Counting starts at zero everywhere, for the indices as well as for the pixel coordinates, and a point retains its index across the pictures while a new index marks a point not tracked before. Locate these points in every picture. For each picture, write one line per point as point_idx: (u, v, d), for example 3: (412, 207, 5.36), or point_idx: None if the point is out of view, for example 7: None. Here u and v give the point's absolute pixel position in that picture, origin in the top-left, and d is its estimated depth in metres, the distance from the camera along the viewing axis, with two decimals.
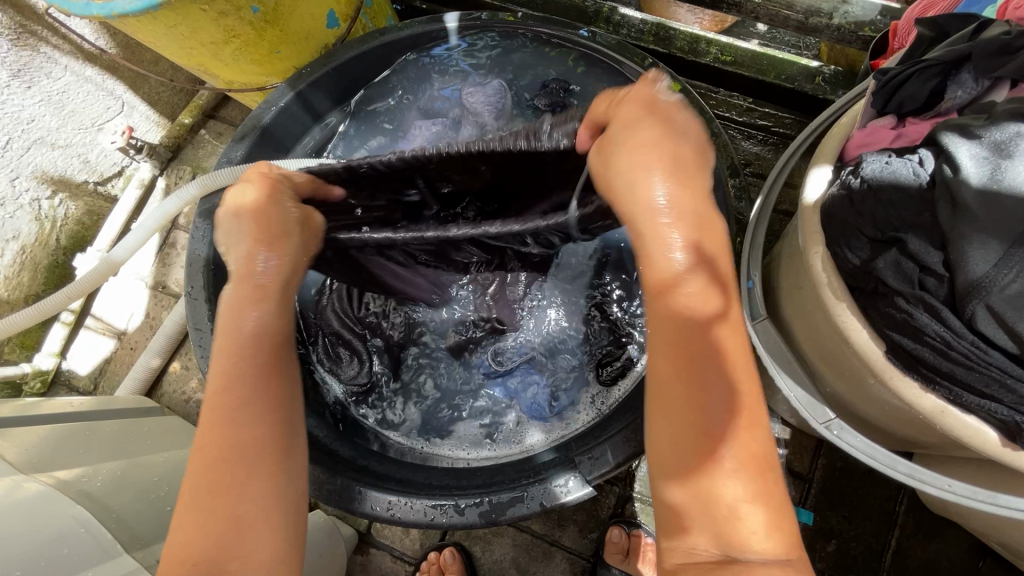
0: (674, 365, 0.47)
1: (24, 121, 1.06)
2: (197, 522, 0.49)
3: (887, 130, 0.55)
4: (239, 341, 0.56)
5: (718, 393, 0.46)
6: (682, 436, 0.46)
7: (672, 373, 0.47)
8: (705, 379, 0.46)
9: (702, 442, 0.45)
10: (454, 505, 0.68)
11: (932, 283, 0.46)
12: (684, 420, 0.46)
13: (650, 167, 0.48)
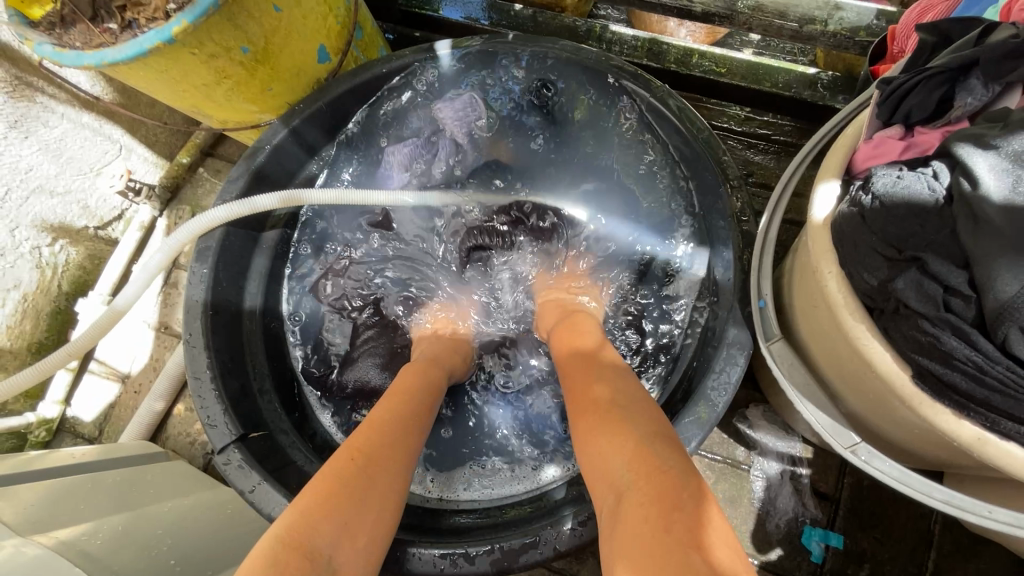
0: (585, 426, 0.56)
1: (22, 171, 1.05)
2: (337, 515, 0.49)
3: (896, 141, 0.53)
4: (393, 402, 0.64)
5: (632, 421, 0.53)
6: (616, 453, 0.50)
7: (599, 416, 0.56)
8: (616, 404, 0.56)
9: (614, 443, 0.52)
10: (464, 553, 0.65)
11: (957, 303, 0.43)
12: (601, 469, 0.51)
13: (589, 326, 0.75)
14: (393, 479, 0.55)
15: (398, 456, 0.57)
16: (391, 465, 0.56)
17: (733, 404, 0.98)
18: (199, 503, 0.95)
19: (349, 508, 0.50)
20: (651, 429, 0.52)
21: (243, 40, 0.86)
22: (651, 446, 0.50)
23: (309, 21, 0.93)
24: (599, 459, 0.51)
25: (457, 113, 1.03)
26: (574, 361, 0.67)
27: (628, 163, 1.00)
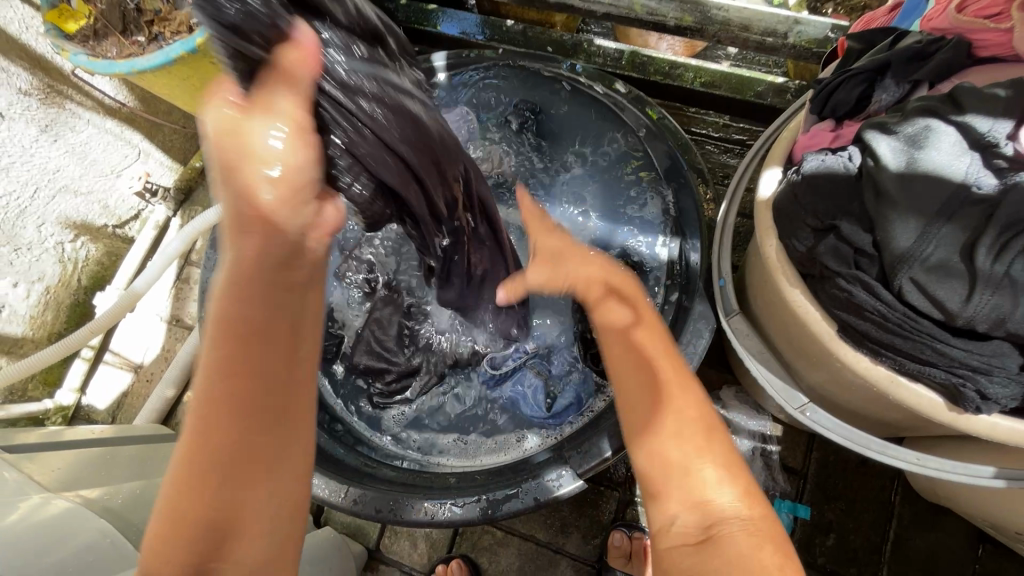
0: (627, 381, 0.59)
1: (50, 171, 1.14)
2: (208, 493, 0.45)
3: (827, 132, 0.61)
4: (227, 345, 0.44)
5: (682, 409, 0.56)
6: (675, 432, 0.54)
7: (648, 392, 0.58)
8: (679, 387, 0.58)
9: (671, 425, 0.55)
10: (452, 502, 0.72)
11: (865, 263, 0.51)
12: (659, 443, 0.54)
13: (619, 291, 0.67)
14: (282, 452, 0.48)
15: (281, 417, 0.47)
16: (259, 432, 0.46)
17: (708, 386, 1.05)
18: None
19: (218, 480, 0.45)
20: (693, 414, 0.56)
21: None
22: (688, 426, 0.55)
23: None
24: (661, 438, 0.55)
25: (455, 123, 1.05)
26: (615, 342, 0.62)
27: (608, 160, 1.07)
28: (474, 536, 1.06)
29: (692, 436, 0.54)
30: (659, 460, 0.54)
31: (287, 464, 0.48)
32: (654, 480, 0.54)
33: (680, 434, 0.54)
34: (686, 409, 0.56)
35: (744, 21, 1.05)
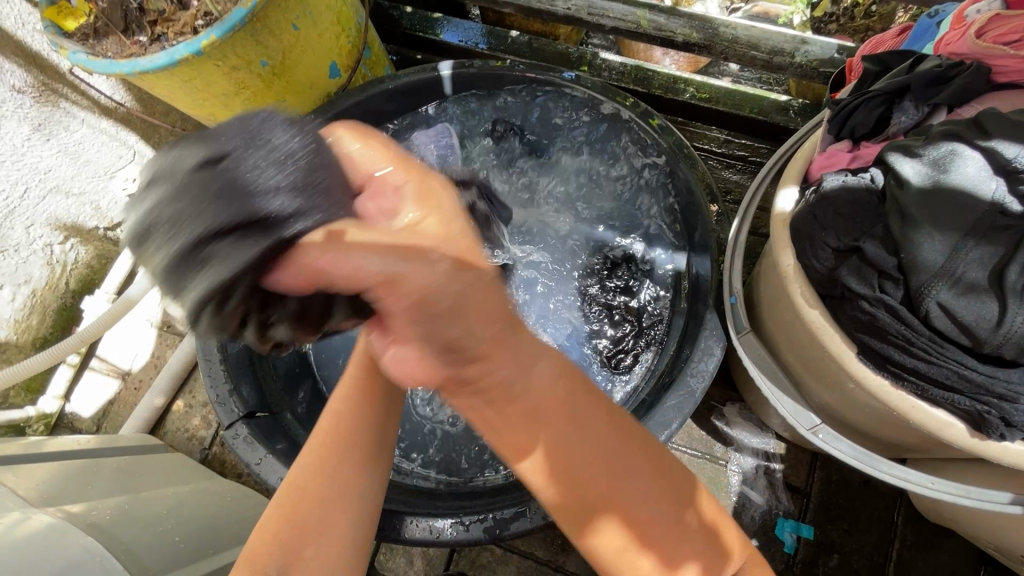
0: (561, 445, 0.47)
1: (41, 171, 1.11)
2: (281, 547, 0.54)
3: (844, 153, 0.62)
4: (364, 395, 0.60)
5: (599, 435, 0.48)
6: (631, 469, 0.47)
7: (575, 420, 0.47)
8: (584, 421, 0.48)
9: (610, 463, 0.47)
10: (459, 522, 0.71)
11: (890, 286, 0.51)
12: (602, 474, 0.47)
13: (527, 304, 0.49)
14: (348, 495, 0.56)
15: (356, 480, 0.57)
16: (358, 502, 0.57)
17: (711, 402, 1.04)
18: (198, 491, 0.99)
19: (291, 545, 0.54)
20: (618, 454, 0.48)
21: (263, 55, 0.93)
22: (623, 461, 0.48)
23: (323, 39, 1.01)
24: (601, 479, 0.47)
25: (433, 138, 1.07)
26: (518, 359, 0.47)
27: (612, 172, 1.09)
28: (472, 554, 1.03)
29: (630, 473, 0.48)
30: (599, 502, 0.47)
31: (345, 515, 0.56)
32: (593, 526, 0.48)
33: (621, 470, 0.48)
34: (609, 437, 0.48)
35: (750, 39, 1.05)
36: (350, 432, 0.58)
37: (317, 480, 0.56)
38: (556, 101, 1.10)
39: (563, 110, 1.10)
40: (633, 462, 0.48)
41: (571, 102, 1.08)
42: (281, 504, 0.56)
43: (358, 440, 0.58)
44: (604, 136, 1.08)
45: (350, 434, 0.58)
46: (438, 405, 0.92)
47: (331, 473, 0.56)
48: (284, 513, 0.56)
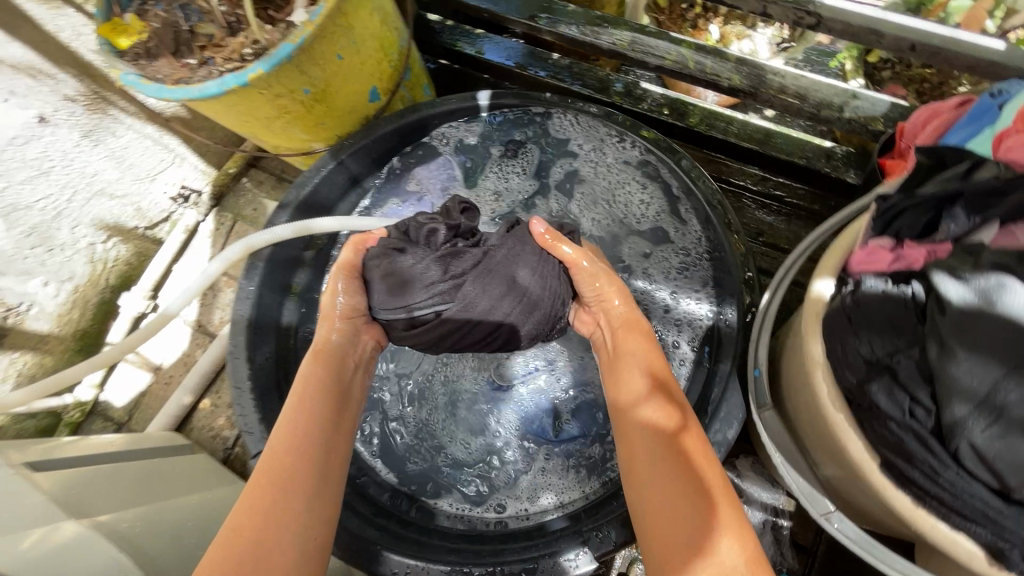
0: (666, 485, 0.60)
1: (88, 175, 1.16)
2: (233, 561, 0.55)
3: (886, 251, 0.60)
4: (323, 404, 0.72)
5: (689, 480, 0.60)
6: (690, 507, 0.58)
7: (670, 469, 0.61)
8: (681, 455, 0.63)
9: (683, 511, 0.58)
10: (470, 573, 0.73)
11: (921, 412, 0.51)
12: (666, 516, 0.58)
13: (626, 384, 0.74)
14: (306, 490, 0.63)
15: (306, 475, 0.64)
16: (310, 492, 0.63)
17: (724, 453, 1.05)
18: (222, 498, 1.04)
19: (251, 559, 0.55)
20: (693, 507, 0.58)
21: (306, 83, 0.94)
22: (684, 514, 0.57)
23: (366, 65, 1.01)
24: (673, 518, 0.58)
25: (435, 173, 1.13)
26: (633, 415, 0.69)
27: (641, 205, 1.07)
28: None
29: (696, 523, 0.56)
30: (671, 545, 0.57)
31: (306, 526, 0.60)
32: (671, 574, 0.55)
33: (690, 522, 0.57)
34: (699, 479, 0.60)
35: (798, 91, 1.02)
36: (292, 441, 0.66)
37: (271, 472, 0.63)
38: (586, 125, 1.09)
39: (593, 137, 1.10)
40: (690, 505, 0.58)
41: (601, 130, 1.07)
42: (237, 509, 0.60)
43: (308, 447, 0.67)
44: (633, 167, 1.08)
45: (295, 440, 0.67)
46: (457, 438, 0.95)
47: (279, 470, 0.63)
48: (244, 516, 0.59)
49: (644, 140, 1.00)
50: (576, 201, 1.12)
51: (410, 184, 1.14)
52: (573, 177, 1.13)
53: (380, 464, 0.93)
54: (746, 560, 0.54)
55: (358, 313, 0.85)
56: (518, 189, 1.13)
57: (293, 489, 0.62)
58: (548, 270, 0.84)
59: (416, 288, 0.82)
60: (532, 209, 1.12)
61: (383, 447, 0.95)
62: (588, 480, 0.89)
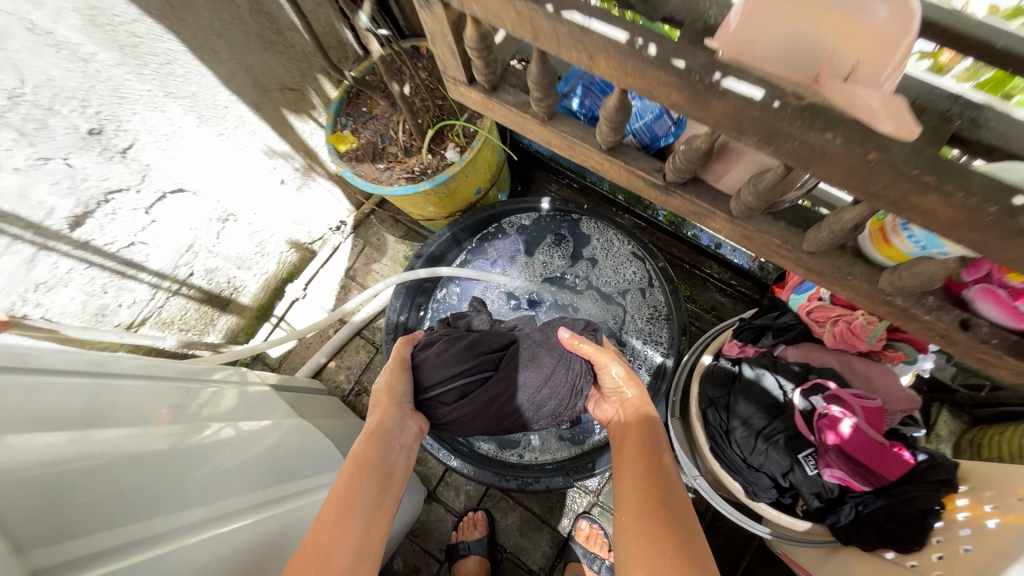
0: (645, 534, 0.79)
1: (293, 213, 1.80)
2: None
3: (735, 347, 1.22)
4: (370, 465, 1.03)
5: (674, 535, 0.77)
6: (659, 541, 0.77)
7: (652, 528, 0.79)
8: (666, 504, 0.84)
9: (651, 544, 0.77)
10: (504, 476, 1.41)
11: (725, 423, 1.13)
12: (638, 549, 0.78)
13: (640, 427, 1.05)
14: (346, 544, 0.86)
15: (339, 530, 0.88)
16: (350, 542, 0.87)
17: None
18: (351, 424, 1.70)
19: None
20: (662, 548, 0.75)
21: (444, 188, 1.55)
22: (654, 555, 0.75)
23: (478, 175, 1.63)
24: (648, 561, 0.74)
25: (507, 245, 1.80)
26: (637, 460, 0.95)
27: (633, 282, 1.70)
28: (496, 499, 1.74)
29: (662, 546, 0.76)
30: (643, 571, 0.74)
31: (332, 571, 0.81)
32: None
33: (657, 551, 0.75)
34: (680, 530, 0.78)
35: None
36: (334, 505, 0.92)
37: (324, 525, 0.88)
38: (603, 226, 1.74)
39: (607, 234, 1.74)
40: (661, 542, 0.77)
41: (613, 232, 1.72)
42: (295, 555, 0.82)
43: (348, 506, 0.93)
44: (631, 256, 1.70)
45: (342, 499, 0.94)
46: None
47: (334, 522, 0.89)
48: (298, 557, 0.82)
49: (637, 241, 1.64)
50: (592, 272, 1.74)
51: (490, 248, 1.81)
52: (593, 256, 1.75)
53: None
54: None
55: (406, 393, 1.27)
56: (558, 262, 1.77)
57: (343, 533, 0.88)
58: (569, 366, 1.24)
59: (459, 369, 1.26)
60: (564, 277, 1.75)
61: None
62: (572, 445, 1.52)
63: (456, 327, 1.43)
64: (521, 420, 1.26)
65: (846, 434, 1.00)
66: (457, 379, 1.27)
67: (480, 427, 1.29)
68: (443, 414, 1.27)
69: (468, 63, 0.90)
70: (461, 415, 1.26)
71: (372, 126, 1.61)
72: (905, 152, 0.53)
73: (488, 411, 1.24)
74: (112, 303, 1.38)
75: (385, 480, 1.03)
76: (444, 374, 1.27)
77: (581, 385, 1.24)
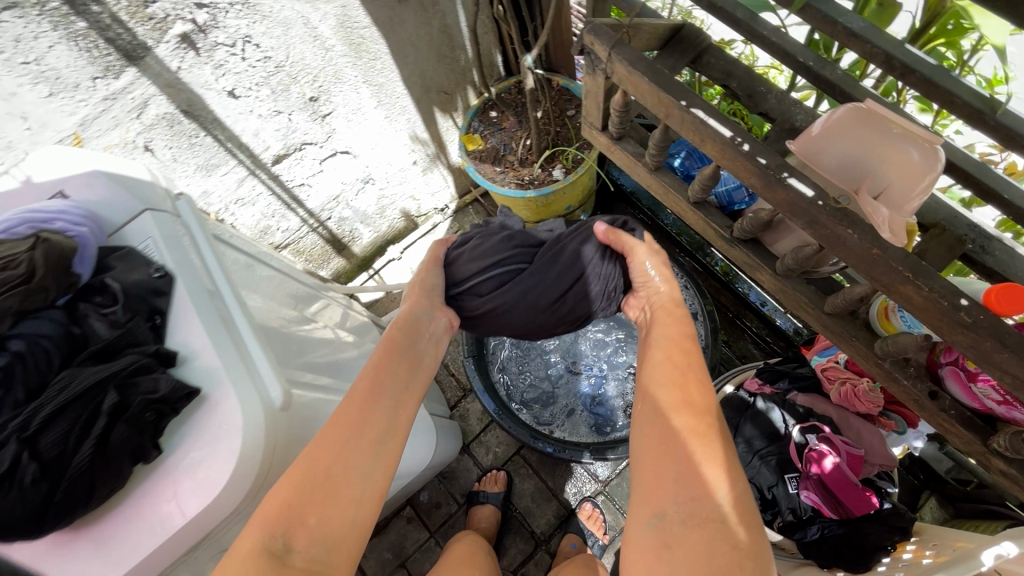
0: (667, 435, 0.74)
1: (413, 189, 2.16)
2: (319, 466, 0.79)
3: (754, 382, 1.48)
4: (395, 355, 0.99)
5: (700, 436, 0.73)
6: (683, 442, 0.72)
7: (676, 426, 0.75)
8: (695, 408, 0.77)
9: (677, 441, 0.73)
10: (539, 440, 1.69)
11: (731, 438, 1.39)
12: (660, 443, 0.74)
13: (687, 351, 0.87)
14: (368, 434, 0.84)
15: (362, 415, 0.86)
16: (372, 429, 0.85)
17: None
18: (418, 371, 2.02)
19: (327, 471, 0.78)
20: (684, 445, 0.72)
21: (543, 200, 1.88)
22: (677, 453, 0.71)
23: (573, 195, 1.94)
24: (667, 457, 0.72)
25: None
26: (669, 365, 0.85)
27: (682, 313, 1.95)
28: (517, 465, 2.03)
29: (684, 445, 0.72)
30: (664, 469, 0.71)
31: (358, 458, 0.81)
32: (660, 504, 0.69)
33: (680, 447, 0.72)
34: (708, 432, 0.74)
35: None
36: (359, 389, 0.90)
37: (346, 413, 0.86)
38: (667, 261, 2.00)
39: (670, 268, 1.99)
40: (686, 438, 0.73)
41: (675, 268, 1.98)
42: (317, 440, 0.82)
43: (371, 392, 0.90)
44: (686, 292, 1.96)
45: (365, 385, 0.91)
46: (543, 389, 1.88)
47: (358, 407, 0.87)
48: (321, 443, 0.82)
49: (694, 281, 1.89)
50: None
51: None
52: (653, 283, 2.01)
53: (506, 387, 1.87)
54: (735, 508, 0.66)
55: (438, 285, 1.20)
56: None
57: (368, 422, 0.86)
58: (604, 259, 1.19)
59: (491, 257, 1.21)
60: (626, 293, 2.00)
61: (509, 379, 1.89)
62: (598, 433, 1.79)
63: (489, 225, 1.33)
64: (557, 315, 1.20)
65: (827, 468, 1.24)
66: (492, 266, 1.20)
67: (516, 323, 1.21)
68: (476, 306, 1.20)
69: (606, 115, 1.21)
70: (497, 305, 1.18)
71: (498, 135, 1.94)
72: (896, 255, 0.79)
73: (527, 300, 1.18)
74: (275, 226, 1.76)
75: (412, 364, 0.99)
76: (472, 264, 1.22)
77: (612, 282, 1.21)
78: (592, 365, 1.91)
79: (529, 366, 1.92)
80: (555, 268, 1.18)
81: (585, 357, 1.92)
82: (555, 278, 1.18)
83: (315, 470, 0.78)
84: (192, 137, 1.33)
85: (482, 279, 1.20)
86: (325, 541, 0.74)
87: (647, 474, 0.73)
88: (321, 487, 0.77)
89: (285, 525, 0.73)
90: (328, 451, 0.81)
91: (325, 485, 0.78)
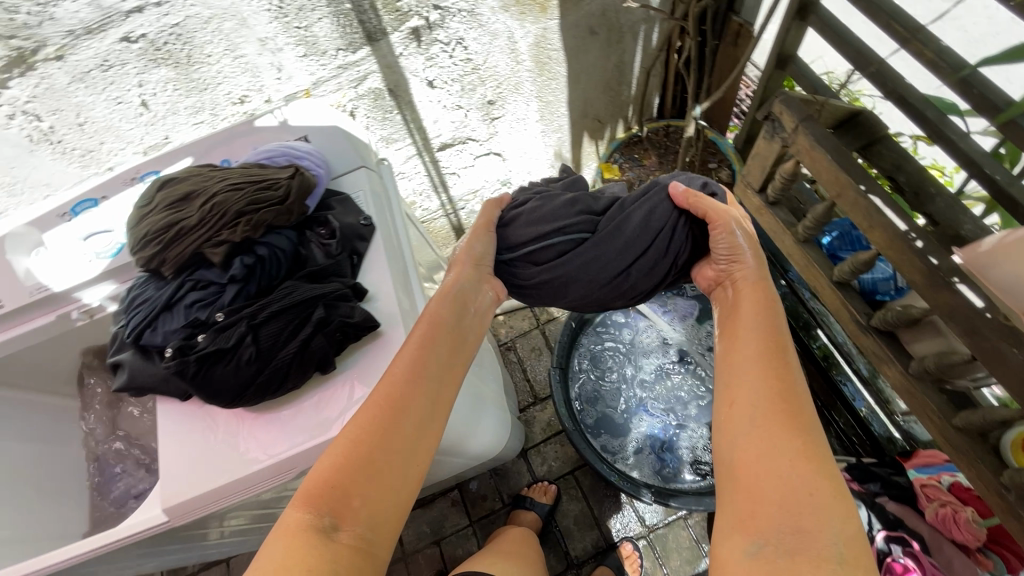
0: (761, 454, 0.66)
1: None
2: (364, 443, 0.71)
3: (843, 476, 1.44)
4: (436, 324, 0.88)
5: (799, 457, 0.64)
6: (788, 460, 0.64)
7: (774, 449, 0.66)
8: (794, 432, 0.67)
9: (782, 454, 0.65)
10: (604, 466, 1.71)
11: None
12: (754, 466, 0.66)
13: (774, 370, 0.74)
14: (414, 413, 0.76)
15: (410, 389, 0.78)
16: (420, 405, 0.77)
17: None
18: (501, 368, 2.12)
19: (375, 449, 0.71)
20: (791, 465, 0.64)
21: None
22: (776, 472, 0.64)
23: None
24: (769, 477, 0.64)
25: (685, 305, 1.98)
26: (762, 384, 0.73)
27: None
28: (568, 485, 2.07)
29: (793, 467, 0.64)
30: (760, 493, 0.64)
31: (405, 439, 0.73)
32: (764, 531, 0.60)
33: (792, 466, 0.64)
34: (810, 451, 0.65)
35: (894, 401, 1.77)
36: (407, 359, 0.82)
37: (389, 387, 0.77)
38: None
39: None
40: (789, 459, 0.65)
41: None
42: (358, 417, 0.74)
43: (415, 365, 0.81)
44: None
45: (409, 358, 0.82)
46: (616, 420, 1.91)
47: (401, 381, 0.79)
48: (366, 419, 0.73)
49: None
50: None
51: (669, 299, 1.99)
52: None
53: (581, 406, 1.92)
54: (847, 549, 0.57)
55: (490, 255, 1.04)
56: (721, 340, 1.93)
57: (414, 397, 0.78)
58: (668, 222, 0.99)
59: (551, 224, 1.02)
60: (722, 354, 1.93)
61: (586, 400, 1.93)
62: (660, 478, 1.80)
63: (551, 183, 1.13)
64: (620, 292, 1.01)
65: None
66: (548, 233, 1.01)
67: (573, 300, 1.02)
68: (530, 275, 1.03)
69: (767, 179, 1.27)
70: (556, 278, 1.00)
71: (636, 171, 1.93)
72: None
73: (588, 276, 0.98)
74: (419, 203, 1.94)
75: (456, 332, 0.90)
76: (528, 227, 1.04)
77: (679, 256, 1.01)
78: (669, 410, 1.91)
79: (608, 393, 1.95)
80: (616, 244, 0.98)
81: (664, 400, 1.93)
82: (618, 253, 0.98)
83: (360, 451, 0.70)
84: (387, 112, 1.53)
85: (542, 245, 1.01)
86: (371, 521, 0.67)
87: (738, 502, 0.65)
88: (367, 466, 0.70)
89: (331, 506, 0.65)
90: (374, 430, 0.72)
91: (371, 464, 0.70)
